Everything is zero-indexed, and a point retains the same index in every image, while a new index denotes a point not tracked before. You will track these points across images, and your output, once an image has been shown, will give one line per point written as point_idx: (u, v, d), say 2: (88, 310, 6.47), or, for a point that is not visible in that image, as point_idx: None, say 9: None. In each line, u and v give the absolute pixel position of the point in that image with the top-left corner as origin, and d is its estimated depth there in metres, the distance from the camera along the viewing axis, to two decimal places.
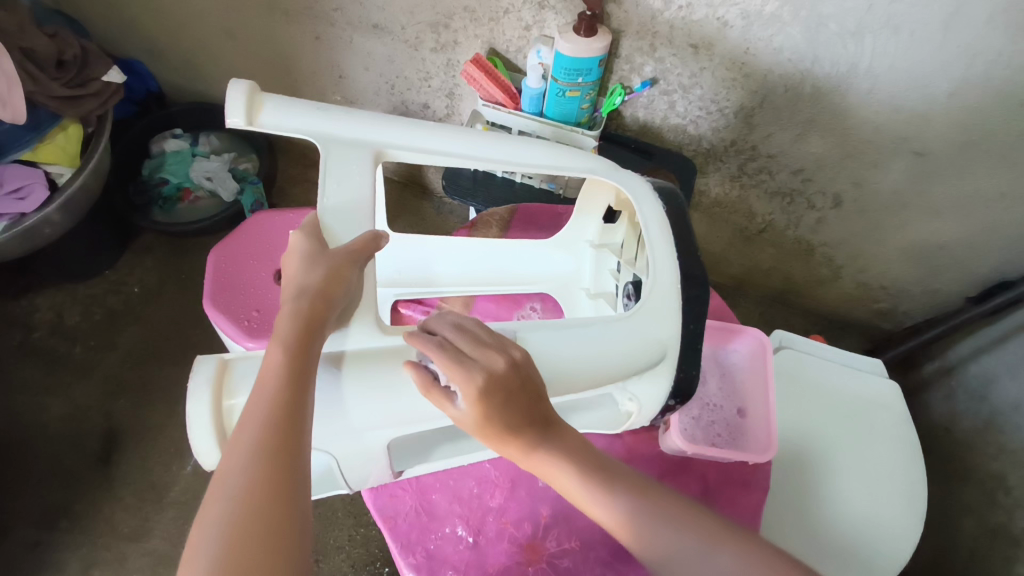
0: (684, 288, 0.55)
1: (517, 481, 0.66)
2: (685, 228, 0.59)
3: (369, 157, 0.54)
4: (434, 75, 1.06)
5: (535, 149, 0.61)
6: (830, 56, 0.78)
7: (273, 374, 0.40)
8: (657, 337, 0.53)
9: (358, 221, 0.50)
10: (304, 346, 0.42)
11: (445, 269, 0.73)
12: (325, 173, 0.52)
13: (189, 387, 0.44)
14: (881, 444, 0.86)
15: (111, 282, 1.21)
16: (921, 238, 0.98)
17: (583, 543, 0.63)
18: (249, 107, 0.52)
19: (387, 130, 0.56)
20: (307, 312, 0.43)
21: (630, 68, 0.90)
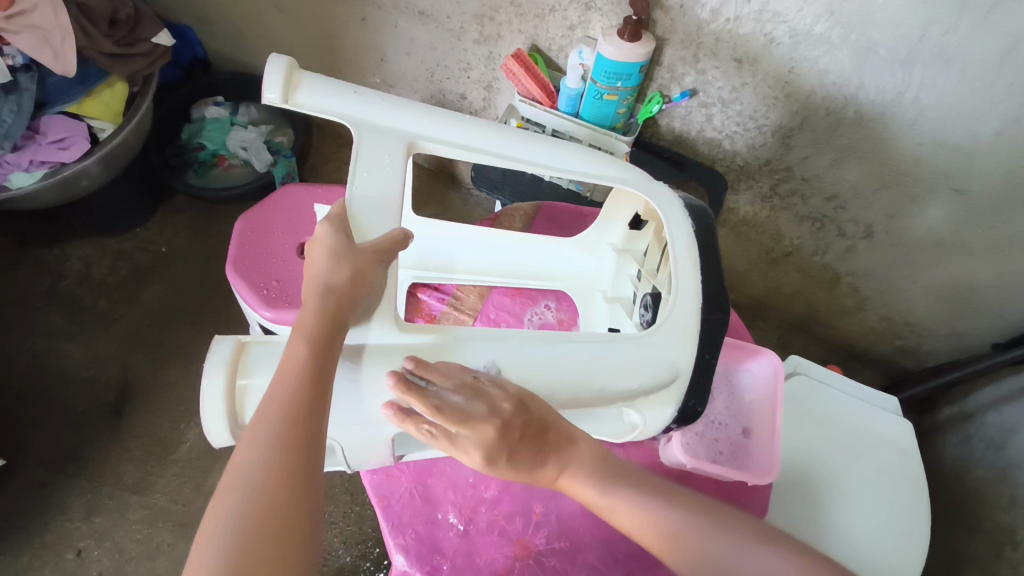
0: (705, 311, 0.54)
1: (513, 475, 0.66)
2: (711, 246, 0.58)
3: (401, 149, 0.54)
4: (474, 66, 1.06)
5: (569, 154, 0.60)
6: (876, 83, 0.76)
7: (293, 367, 0.41)
8: (670, 359, 0.52)
9: (383, 216, 0.51)
10: (324, 341, 0.43)
11: (465, 257, 0.73)
12: (356, 159, 0.52)
13: (206, 366, 0.45)
14: (887, 482, 0.84)
15: (140, 240, 1.24)
16: (952, 278, 0.96)
17: (572, 544, 0.63)
18: (286, 85, 0.53)
19: (423, 122, 0.56)
20: (330, 309, 0.44)
21: (670, 77, 0.89)
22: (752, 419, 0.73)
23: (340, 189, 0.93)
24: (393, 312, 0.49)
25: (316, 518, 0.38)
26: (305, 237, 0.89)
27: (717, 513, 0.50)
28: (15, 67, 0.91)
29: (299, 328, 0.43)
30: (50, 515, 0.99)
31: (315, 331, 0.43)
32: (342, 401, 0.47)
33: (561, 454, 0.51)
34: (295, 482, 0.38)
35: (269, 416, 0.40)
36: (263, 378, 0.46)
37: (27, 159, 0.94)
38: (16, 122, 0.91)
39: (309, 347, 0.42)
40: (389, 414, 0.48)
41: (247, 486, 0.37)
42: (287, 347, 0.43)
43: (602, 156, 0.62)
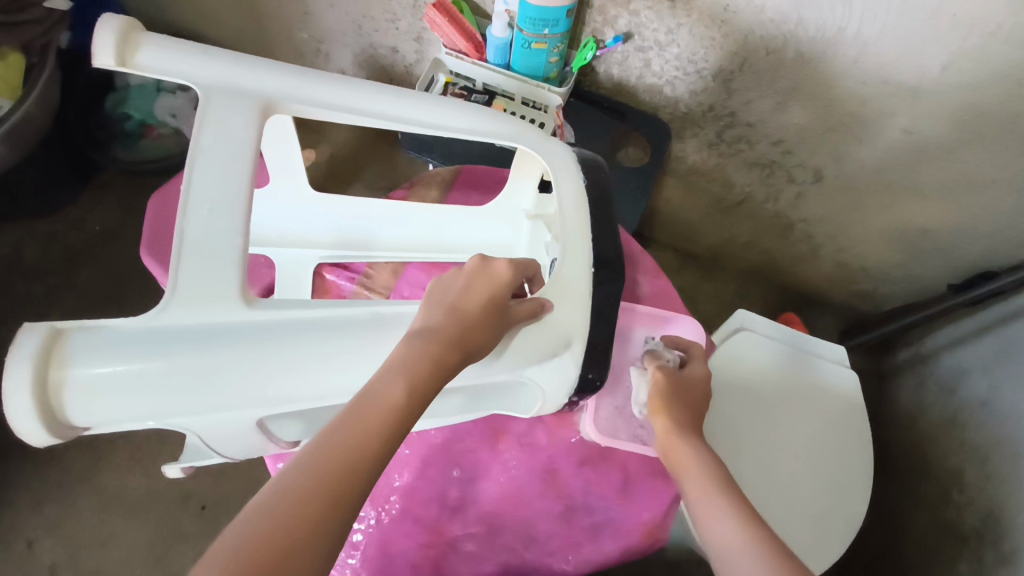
0: (595, 269, 0.50)
1: (427, 462, 0.65)
2: (604, 201, 0.53)
3: (258, 108, 0.43)
4: (400, 17, 0.99)
5: (469, 118, 0.52)
6: (815, 19, 0.71)
7: (374, 417, 0.36)
8: (564, 324, 0.46)
9: (230, 197, 0.39)
10: (424, 388, 0.38)
11: (383, 229, 0.66)
12: (200, 123, 0.41)
13: (7, 361, 0.34)
14: (829, 437, 0.84)
15: (70, 221, 1.18)
16: (905, 221, 0.93)
17: (490, 528, 0.64)
18: (118, 44, 0.42)
19: (290, 82, 0.45)
20: (434, 352, 0.39)
21: (603, 21, 0.83)
22: None
23: None
24: (238, 272, 0.38)
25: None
26: None
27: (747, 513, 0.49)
28: None
29: (406, 360, 0.38)
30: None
31: (417, 380, 0.37)
32: (168, 393, 0.36)
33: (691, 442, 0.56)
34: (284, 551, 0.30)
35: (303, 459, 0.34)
36: (85, 369, 0.35)
37: None
38: None
39: (408, 398, 0.37)
40: (236, 403, 0.37)
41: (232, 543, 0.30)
42: (383, 379, 0.37)
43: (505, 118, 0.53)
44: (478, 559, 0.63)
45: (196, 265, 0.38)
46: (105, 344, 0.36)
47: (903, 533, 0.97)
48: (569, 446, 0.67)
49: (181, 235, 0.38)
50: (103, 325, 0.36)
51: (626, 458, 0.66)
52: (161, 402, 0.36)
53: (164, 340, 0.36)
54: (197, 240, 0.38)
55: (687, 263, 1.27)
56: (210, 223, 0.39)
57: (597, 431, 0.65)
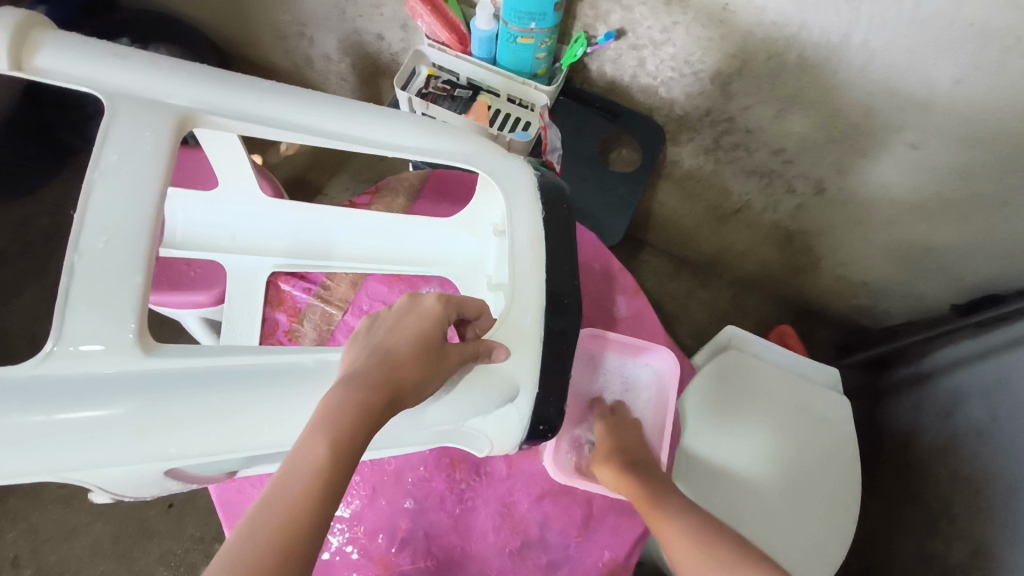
0: (547, 309, 0.47)
1: (377, 490, 0.64)
2: (563, 232, 0.50)
3: (170, 124, 0.40)
4: (385, 3, 0.93)
5: (414, 133, 0.48)
6: (819, 22, 0.65)
7: (292, 495, 0.32)
8: (508, 368, 0.44)
9: (133, 223, 0.36)
10: (349, 446, 0.34)
11: (342, 237, 0.61)
12: (103, 140, 0.38)
13: None
14: (815, 465, 0.80)
15: (45, 204, 1.13)
16: (910, 238, 0.87)
17: (438, 563, 0.62)
18: (19, 44, 0.38)
19: (212, 91, 0.42)
20: (358, 398, 0.35)
21: (595, 16, 0.78)
22: (648, 413, 0.69)
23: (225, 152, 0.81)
24: (137, 312, 0.35)
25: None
26: None
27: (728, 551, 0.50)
28: None
29: (328, 414, 0.34)
30: None
31: (342, 437, 0.34)
32: (54, 450, 0.33)
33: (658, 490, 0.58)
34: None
35: (228, 558, 0.31)
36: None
37: None
38: None
39: (332, 458, 0.33)
40: (134, 460, 0.34)
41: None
42: (302, 445, 0.34)
43: (453, 133, 0.50)
44: None
45: (88, 300, 0.34)
46: None
47: (891, 561, 0.93)
48: (530, 476, 0.66)
49: (70, 269, 0.34)
50: None
51: (589, 493, 0.65)
52: (47, 461, 0.33)
53: (52, 390, 0.33)
54: (89, 274, 0.35)
55: (682, 269, 1.23)
56: (107, 254, 0.35)
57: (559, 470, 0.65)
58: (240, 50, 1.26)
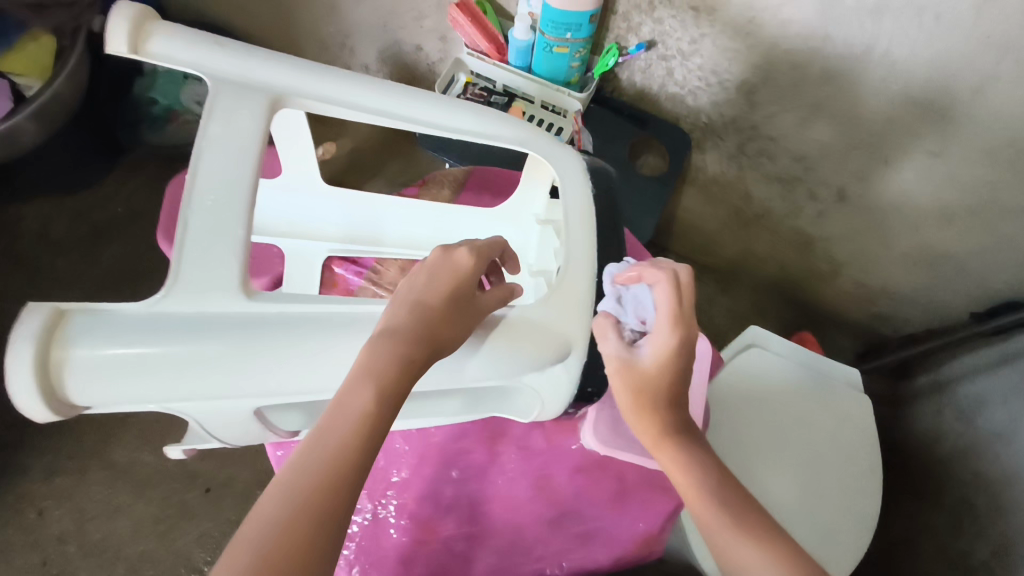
0: (599, 284, 0.52)
1: (424, 458, 0.66)
2: (610, 218, 0.57)
3: (267, 103, 0.44)
4: (427, 15, 0.99)
5: (472, 118, 0.53)
6: (842, 35, 0.70)
7: (337, 440, 0.35)
8: (566, 333, 0.49)
9: (236, 189, 0.41)
10: (393, 394, 0.38)
11: (393, 228, 0.67)
12: (208, 116, 0.42)
13: (8, 340, 0.34)
14: (833, 464, 0.82)
15: (98, 198, 1.23)
16: (929, 244, 0.90)
17: (483, 529, 0.64)
18: (133, 32, 0.42)
19: (300, 75, 0.46)
20: (397, 352, 0.39)
21: (627, 27, 0.82)
22: None
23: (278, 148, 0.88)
24: (240, 266, 0.39)
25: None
26: None
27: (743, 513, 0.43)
28: None
29: (369, 367, 0.38)
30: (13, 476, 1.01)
31: (385, 386, 0.37)
32: (171, 377, 0.37)
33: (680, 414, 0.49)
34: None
35: (276, 495, 0.33)
36: (88, 350, 0.35)
37: None
38: None
39: (379, 406, 0.37)
40: (234, 391, 0.39)
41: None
42: (344, 397, 0.37)
43: (505, 119, 0.54)
44: (467, 559, 0.63)
45: (200, 254, 0.39)
46: (109, 329, 0.36)
47: (912, 562, 0.94)
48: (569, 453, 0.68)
49: (185, 225, 0.39)
50: (107, 308, 0.37)
51: (622, 468, 0.68)
52: (163, 387, 0.37)
53: (169, 323, 0.37)
54: (201, 228, 0.39)
55: (703, 274, 1.26)
56: (216, 213, 0.40)
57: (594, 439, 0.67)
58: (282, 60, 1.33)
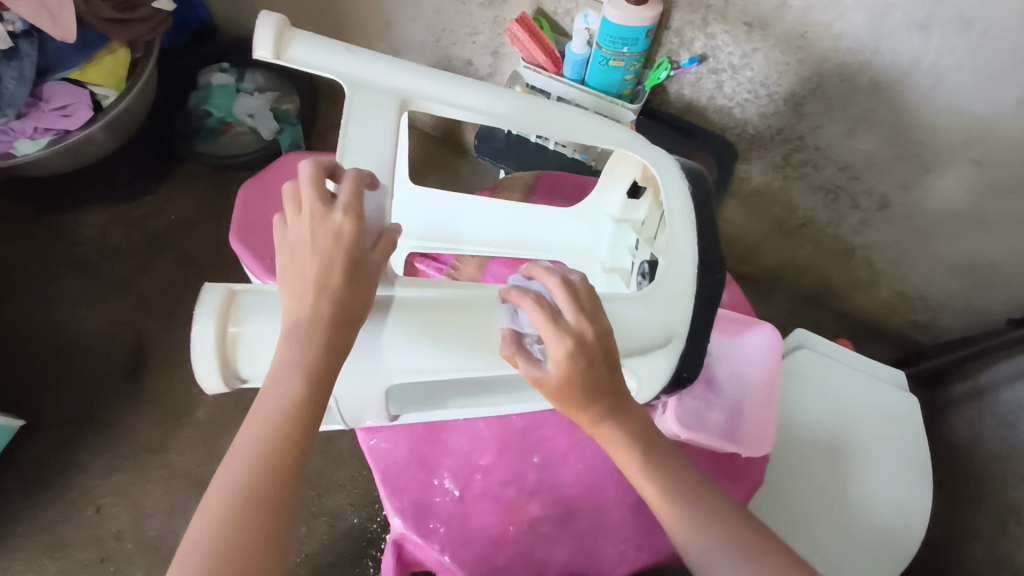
0: (699, 272, 0.52)
1: (507, 444, 0.65)
2: (708, 210, 0.56)
3: (396, 106, 0.49)
4: (480, 31, 1.04)
5: (571, 120, 0.57)
6: (891, 49, 0.73)
7: (278, 408, 0.40)
8: (667, 323, 0.50)
9: (377, 183, 0.46)
10: (320, 378, 0.41)
11: (468, 227, 0.72)
12: (348, 119, 0.47)
13: (196, 313, 0.42)
14: (884, 460, 0.84)
15: (152, 208, 1.28)
16: (971, 250, 0.93)
17: (565, 511, 0.61)
18: (277, 39, 0.46)
19: (422, 78, 0.50)
20: (319, 342, 0.41)
21: (679, 42, 0.86)
22: (751, 392, 0.69)
23: None
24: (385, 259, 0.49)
25: (280, 551, 0.38)
26: None
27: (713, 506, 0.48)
28: (14, 33, 0.84)
29: (289, 357, 0.41)
30: (71, 474, 1.05)
31: (312, 366, 0.41)
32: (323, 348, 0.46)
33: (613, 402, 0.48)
34: (256, 517, 0.38)
35: (238, 467, 0.39)
36: (255, 325, 0.44)
37: (31, 127, 0.88)
38: (18, 90, 0.85)
39: (304, 392, 0.41)
40: (377, 362, 0.48)
41: (214, 521, 0.38)
42: (277, 375, 0.41)
43: (600, 119, 0.59)
44: (552, 542, 0.60)
45: None
46: (273, 307, 0.44)
47: (955, 565, 0.96)
48: None
49: None
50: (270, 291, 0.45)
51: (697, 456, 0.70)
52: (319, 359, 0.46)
53: None
54: None
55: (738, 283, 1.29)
56: (357, 202, 0.46)
57: (676, 423, 0.65)
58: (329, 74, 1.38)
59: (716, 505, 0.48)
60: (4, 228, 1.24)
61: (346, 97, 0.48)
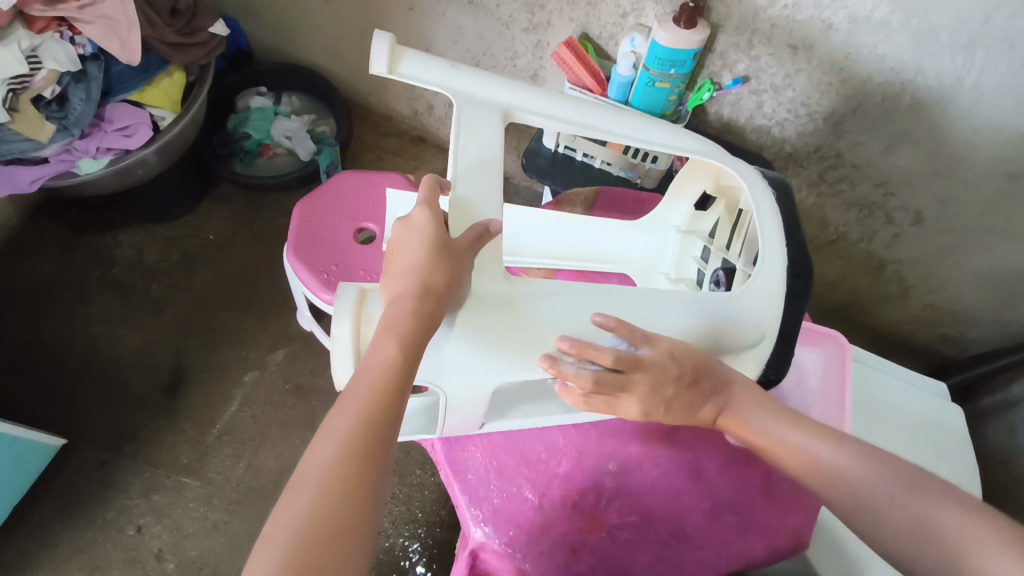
0: (789, 278, 0.56)
1: (584, 451, 0.69)
2: (793, 217, 0.60)
3: (499, 119, 0.55)
4: (521, 54, 1.08)
5: (654, 129, 0.62)
6: (934, 69, 0.77)
7: (379, 370, 0.43)
8: (758, 320, 0.56)
9: (488, 188, 0.53)
10: (412, 343, 0.45)
11: (529, 241, 0.76)
12: (458, 127, 0.54)
13: (335, 312, 0.50)
14: (937, 470, 0.81)
15: (188, 228, 1.29)
16: (1004, 264, 0.96)
17: (643, 519, 0.66)
18: (390, 57, 0.53)
19: (519, 95, 0.57)
20: (416, 309, 0.46)
21: (722, 65, 0.90)
22: (816, 399, 0.74)
23: (394, 175, 0.96)
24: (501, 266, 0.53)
25: (376, 498, 0.40)
26: (362, 222, 0.92)
27: (841, 448, 0.51)
28: (84, 55, 0.89)
29: (392, 324, 0.45)
30: (111, 493, 1.04)
31: (404, 332, 0.45)
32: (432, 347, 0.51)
33: (722, 400, 0.54)
34: (363, 462, 0.40)
35: (341, 421, 0.41)
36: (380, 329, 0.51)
37: (95, 147, 0.93)
38: (86, 110, 0.90)
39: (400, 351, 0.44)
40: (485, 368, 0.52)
41: (325, 463, 0.39)
42: (376, 343, 0.44)
43: (680, 130, 0.64)
44: (632, 547, 0.64)
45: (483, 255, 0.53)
46: None
47: None
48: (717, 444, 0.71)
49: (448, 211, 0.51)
50: None
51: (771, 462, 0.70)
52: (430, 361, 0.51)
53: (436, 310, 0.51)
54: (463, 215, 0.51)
55: None
56: (472, 206, 0.52)
57: None
58: (362, 98, 1.42)
59: (837, 443, 0.52)
60: (41, 248, 1.24)
61: (454, 111, 0.55)
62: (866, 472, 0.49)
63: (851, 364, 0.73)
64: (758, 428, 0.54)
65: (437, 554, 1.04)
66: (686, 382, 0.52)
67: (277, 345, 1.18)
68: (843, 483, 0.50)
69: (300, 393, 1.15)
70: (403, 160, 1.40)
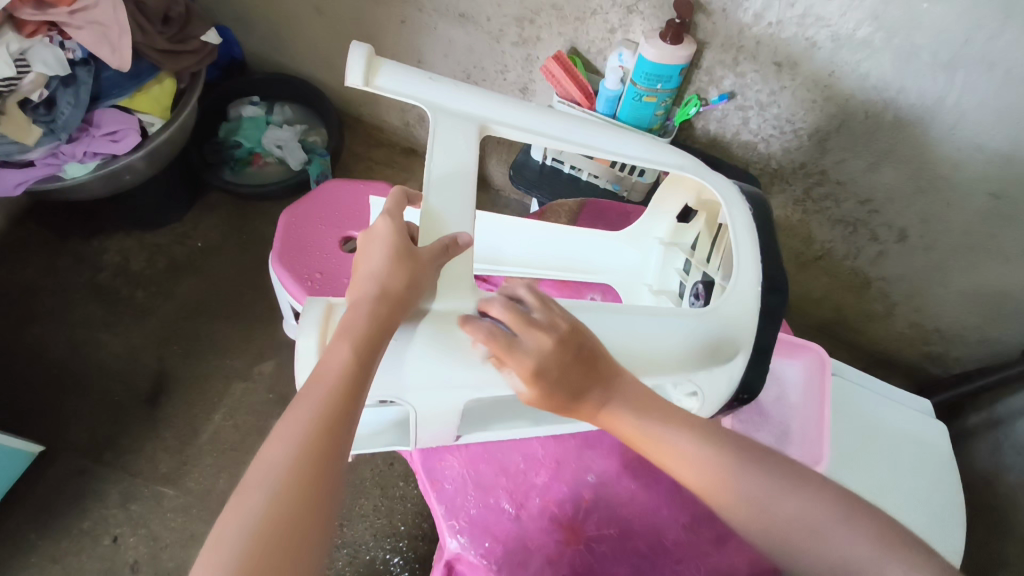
0: (764, 294, 0.57)
1: (562, 462, 0.69)
2: (772, 234, 0.60)
3: (475, 130, 0.56)
4: (511, 68, 1.09)
5: (633, 143, 0.63)
6: (916, 87, 0.78)
7: (334, 372, 0.43)
8: (733, 338, 0.56)
9: (460, 200, 0.53)
10: (368, 348, 0.44)
11: (512, 251, 0.76)
12: (433, 138, 0.54)
13: (300, 326, 0.50)
14: (921, 489, 0.81)
15: (176, 235, 1.29)
16: (986, 283, 0.96)
17: (621, 532, 0.65)
18: (367, 68, 0.53)
19: (495, 107, 0.58)
20: (376, 315, 0.46)
21: (708, 80, 0.91)
22: (795, 412, 0.74)
23: (381, 184, 0.96)
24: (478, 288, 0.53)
25: (330, 504, 0.40)
26: (348, 230, 0.92)
27: (755, 455, 0.50)
28: (73, 60, 0.89)
29: (347, 331, 0.45)
30: (88, 502, 1.03)
31: (360, 337, 0.44)
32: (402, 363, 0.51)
33: (602, 385, 0.50)
34: (320, 466, 0.40)
35: (293, 426, 0.40)
36: None
37: (82, 151, 0.93)
38: (73, 115, 0.90)
39: (354, 355, 0.43)
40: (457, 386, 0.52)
41: (277, 466, 0.39)
42: (332, 347, 0.44)
43: (659, 144, 0.65)
44: (610, 561, 0.63)
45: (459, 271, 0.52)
46: None
47: None
48: None
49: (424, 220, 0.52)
50: None
51: None
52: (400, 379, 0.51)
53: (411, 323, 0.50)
54: (440, 226, 0.52)
55: None
56: (447, 215, 0.52)
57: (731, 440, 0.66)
58: (354, 110, 1.43)
59: (759, 452, 0.50)
60: (27, 253, 1.24)
61: (431, 122, 0.55)
62: (810, 512, 0.47)
63: (831, 377, 0.73)
64: (628, 422, 0.50)
65: (419, 569, 1.03)
66: (589, 357, 0.49)
67: (263, 354, 1.18)
68: (763, 510, 0.48)
69: (283, 402, 1.14)
70: (394, 171, 1.40)
